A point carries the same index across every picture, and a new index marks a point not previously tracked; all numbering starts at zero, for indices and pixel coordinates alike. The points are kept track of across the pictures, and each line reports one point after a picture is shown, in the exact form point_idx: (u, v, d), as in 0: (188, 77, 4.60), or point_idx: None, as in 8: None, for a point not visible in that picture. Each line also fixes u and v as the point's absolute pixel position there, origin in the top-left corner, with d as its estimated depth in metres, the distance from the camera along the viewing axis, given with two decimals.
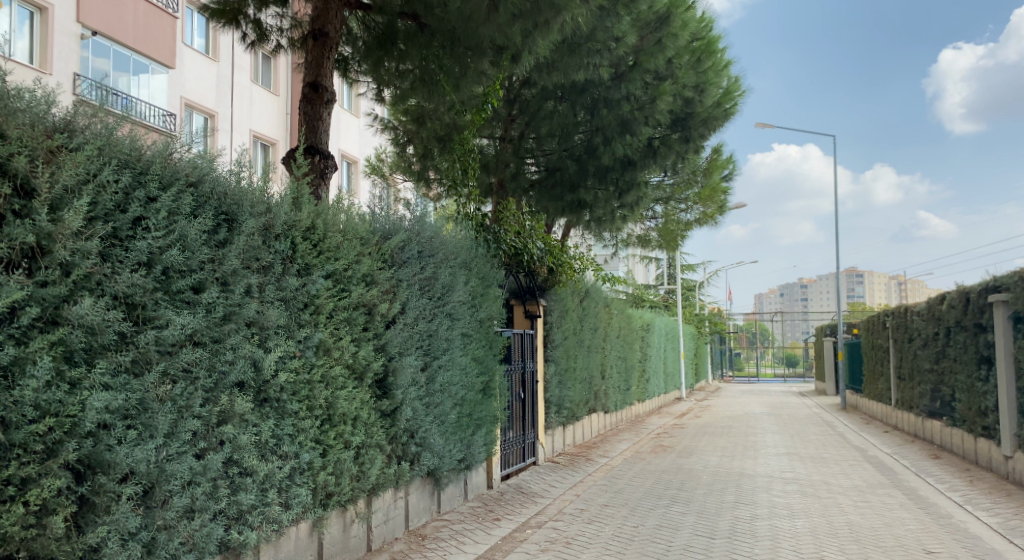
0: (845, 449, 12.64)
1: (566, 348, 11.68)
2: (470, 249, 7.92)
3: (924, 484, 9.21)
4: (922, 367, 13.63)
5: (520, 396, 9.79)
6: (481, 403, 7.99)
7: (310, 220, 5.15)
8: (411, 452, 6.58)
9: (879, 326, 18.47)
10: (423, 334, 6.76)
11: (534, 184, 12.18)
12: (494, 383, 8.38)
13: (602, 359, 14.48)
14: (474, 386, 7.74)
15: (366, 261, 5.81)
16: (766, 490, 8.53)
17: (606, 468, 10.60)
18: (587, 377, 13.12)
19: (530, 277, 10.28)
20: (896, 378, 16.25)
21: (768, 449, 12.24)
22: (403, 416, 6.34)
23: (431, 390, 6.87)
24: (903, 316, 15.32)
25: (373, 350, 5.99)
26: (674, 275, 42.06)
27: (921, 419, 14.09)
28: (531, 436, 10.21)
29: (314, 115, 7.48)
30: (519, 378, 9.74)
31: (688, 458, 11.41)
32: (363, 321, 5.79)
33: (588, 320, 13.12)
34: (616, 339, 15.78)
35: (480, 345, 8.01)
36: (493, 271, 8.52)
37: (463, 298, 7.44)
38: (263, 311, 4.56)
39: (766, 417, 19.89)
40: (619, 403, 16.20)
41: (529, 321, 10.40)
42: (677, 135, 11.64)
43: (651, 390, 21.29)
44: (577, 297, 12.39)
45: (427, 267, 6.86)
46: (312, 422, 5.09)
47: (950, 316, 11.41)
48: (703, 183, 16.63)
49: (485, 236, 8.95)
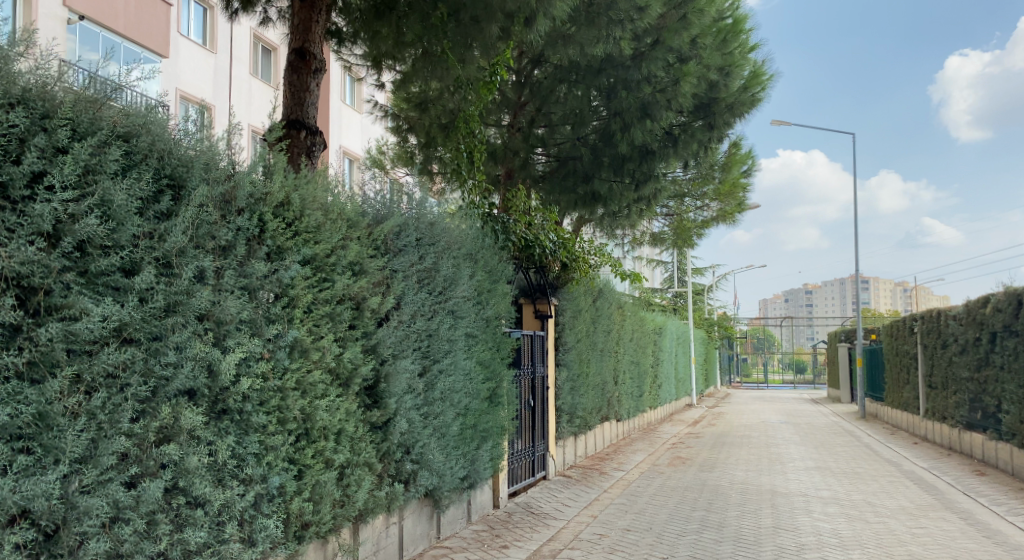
0: (878, 464, 11.70)
1: (578, 352, 10.79)
2: (475, 240, 7.02)
3: (979, 506, 8.28)
4: (960, 376, 12.69)
5: (529, 404, 8.90)
6: (487, 413, 7.09)
7: (284, 194, 4.27)
8: (406, 471, 5.69)
9: (904, 331, 17.54)
10: (422, 334, 5.88)
11: (544, 175, 11.45)
12: (501, 390, 7.49)
13: (615, 364, 13.58)
14: (479, 394, 6.85)
15: (353, 247, 4.92)
16: (806, 513, 7.61)
17: (623, 483, 9.69)
18: (600, 384, 12.21)
19: (541, 274, 9.41)
20: (926, 387, 15.29)
21: (795, 463, 11.32)
22: (397, 430, 5.45)
23: (430, 398, 5.98)
24: (935, 320, 14.41)
25: (362, 352, 5.10)
26: (682, 279, 41.14)
27: (956, 431, 13.14)
28: (541, 448, 9.32)
29: (301, 85, 6.60)
30: (528, 384, 8.85)
31: (710, 472, 10.48)
32: (349, 318, 4.90)
33: (601, 322, 12.22)
34: (629, 342, 14.88)
35: (486, 349, 7.12)
36: (501, 264, 7.63)
37: (468, 294, 6.54)
38: (220, 301, 3.68)
39: (785, 426, 18.98)
40: (631, 411, 15.30)
41: (539, 322, 9.56)
42: (700, 122, 10.75)
43: (663, 397, 20.35)
44: (590, 296, 11.49)
45: (426, 257, 5.97)
46: (284, 438, 4.21)
47: (997, 321, 10.46)
48: (721, 179, 15.74)
49: (493, 227, 8.05)
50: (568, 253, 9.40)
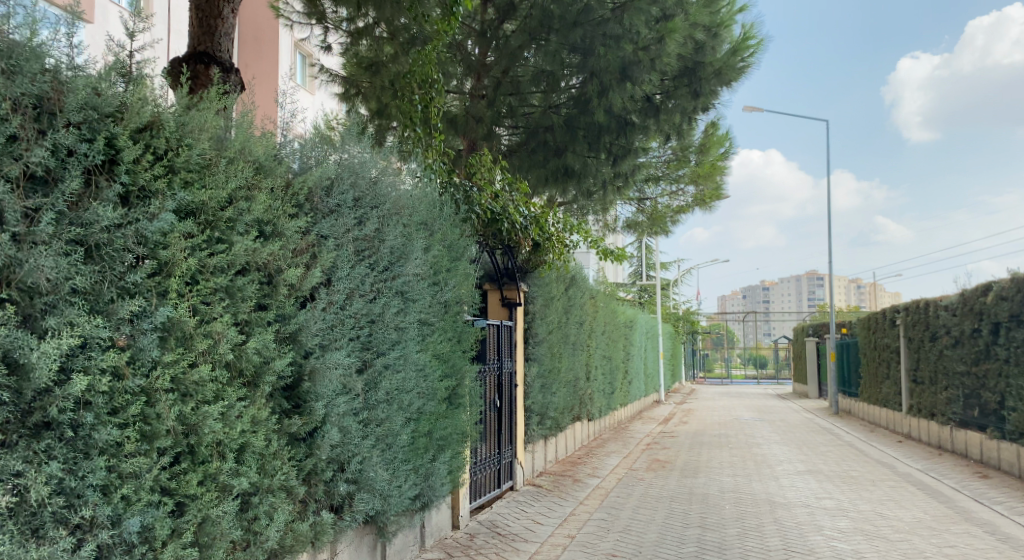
0: (871, 465, 10.85)
1: (550, 345, 9.64)
2: (431, 207, 5.78)
3: (998, 516, 7.39)
4: (952, 369, 11.93)
5: (496, 405, 7.73)
6: (445, 418, 5.90)
7: (150, 114, 2.97)
8: (339, 495, 4.46)
9: (884, 324, 16.85)
10: (362, 320, 4.63)
11: (510, 151, 10.43)
12: (462, 389, 6.29)
13: (587, 359, 12.50)
14: (436, 395, 5.64)
15: (262, 198, 3.64)
16: (816, 529, 6.58)
17: (600, 493, 8.59)
18: (572, 380, 11.10)
19: (509, 257, 8.27)
20: (910, 383, 14.56)
21: (783, 466, 10.39)
22: (326, 443, 4.21)
23: (371, 401, 4.75)
24: (922, 310, 13.66)
25: (275, 342, 3.84)
26: (649, 272, 40.42)
27: (947, 428, 12.38)
28: (509, 454, 8.17)
29: (210, 10, 5.30)
30: (494, 382, 7.67)
31: (695, 478, 9.46)
32: (257, 295, 3.63)
33: (573, 312, 11.12)
34: (601, 335, 13.83)
35: (444, 339, 5.91)
36: (462, 238, 6.41)
37: (421, 271, 5.30)
38: (31, 260, 2.45)
39: (760, 423, 18.19)
40: (603, 409, 14.27)
41: (506, 311, 8.44)
42: (685, 88, 9.70)
43: (633, 394, 19.39)
44: (563, 283, 10.37)
45: (369, 223, 4.71)
46: (151, 462, 2.95)
47: (1002, 310, 9.62)
48: (698, 161, 14.75)
49: (454, 196, 6.77)
50: (545, 232, 8.16)
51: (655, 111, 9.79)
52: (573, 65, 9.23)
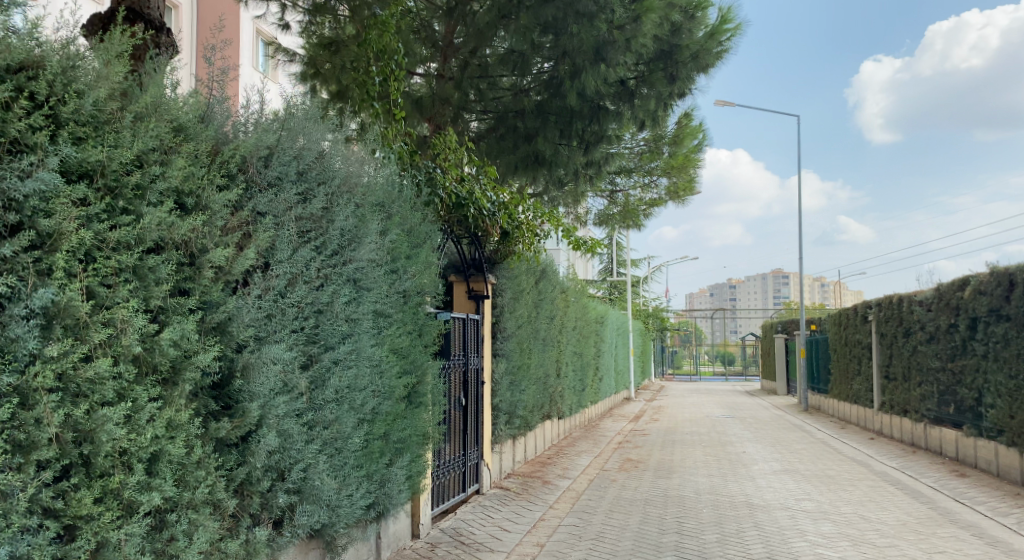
0: (846, 464, 10.60)
1: (519, 341, 9.17)
2: (389, 187, 5.26)
3: (983, 517, 7.11)
4: (927, 365, 11.76)
5: (462, 404, 7.25)
6: (404, 418, 5.40)
7: (26, 52, 2.45)
8: (279, 507, 3.94)
9: (855, 320, 16.74)
10: (307, 309, 4.10)
11: (479, 137, 10.00)
12: (423, 387, 5.78)
13: (558, 355, 12.07)
14: (394, 394, 5.14)
15: (181, 163, 3.09)
16: (799, 534, 6.21)
17: (571, 496, 8.16)
18: (542, 377, 10.66)
19: (476, 246, 7.78)
20: (882, 379, 14.42)
21: (758, 465, 10.07)
22: (262, 449, 3.67)
23: (317, 401, 4.22)
24: (896, 306, 13.50)
25: (198, 333, 3.30)
26: (619, 269, 40.19)
27: (920, 425, 12.22)
28: (475, 456, 7.69)
29: None
30: (459, 379, 7.19)
31: (669, 478, 9.09)
32: (174, 277, 3.09)
33: (544, 306, 10.67)
34: (572, 330, 13.41)
35: (403, 332, 5.40)
36: (424, 222, 5.89)
37: (377, 257, 4.77)
38: None
39: (731, 420, 17.98)
40: (574, 407, 13.86)
41: (473, 304, 7.97)
42: (661, 72, 9.30)
43: (604, 391, 19.04)
44: (533, 276, 9.90)
45: (316, 199, 4.17)
46: (28, 477, 2.40)
47: (981, 304, 9.41)
48: (671, 152, 14.34)
49: (417, 178, 6.19)
50: (513, 221, 7.67)
51: (630, 96, 9.38)
52: (544, 45, 8.77)
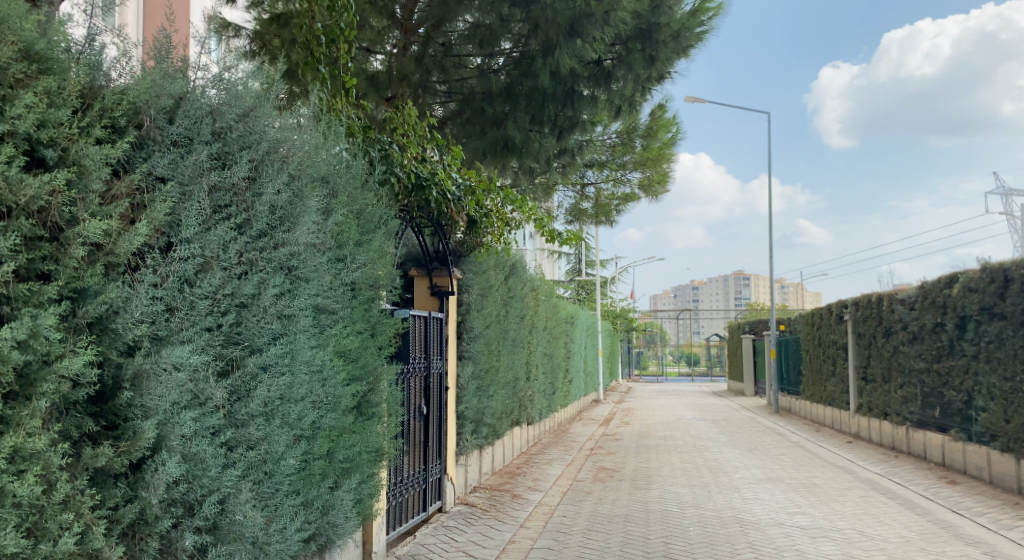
0: (830, 470, 10.08)
1: (487, 341, 8.41)
2: (334, 161, 4.45)
3: (987, 531, 6.58)
4: (909, 366, 11.33)
5: (423, 412, 6.49)
6: (353, 432, 4.61)
7: None
8: (186, 551, 3.12)
9: (830, 320, 16.36)
10: (226, 303, 3.30)
11: (443, 122, 9.25)
12: (375, 396, 4.99)
13: (527, 357, 11.34)
14: (339, 404, 4.35)
15: (32, 101, 2.30)
16: (798, 556, 5.57)
17: (543, 511, 7.44)
18: (511, 381, 9.91)
19: (441, 238, 7.03)
20: (860, 380, 14.01)
21: (739, 473, 9.49)
22: (160, 480, 2.86)
23: (239, 416, 3.42)
24: (874, 305, 13.08)
25: (63, 329, 2.48)
26: (587, 269, 39.62)
27: (901, 429, 11.78)
28: (437, 470, 6.93)
29: None
30: (420, 385, 6.42)
31: (648, 490, 8.42)
32: (21, 254, 2.27)
33: (513, 305, 9.93)
34: (542, 331, 12.69)
35: (353, 332, 4.61)
36: (378, 205, 5.08)
37: (316, 241, 3.97)
38: None
39: (704, 423, 17.52)
40: (543, 411, 13.15)
41: (438, 302, 7.22)
42: (640, 52, 8.62)
43: (574, 394, 18.38)
44: (502, 271, 9.15)
45: (236, 166, 3.36)
46: None
47: (972, 302, 8.93)
48: (644, 145, 13.68)
49: (369, 156, 5.26)
50: (482, 210, 6.79)
51: (606, 78, 8.71)
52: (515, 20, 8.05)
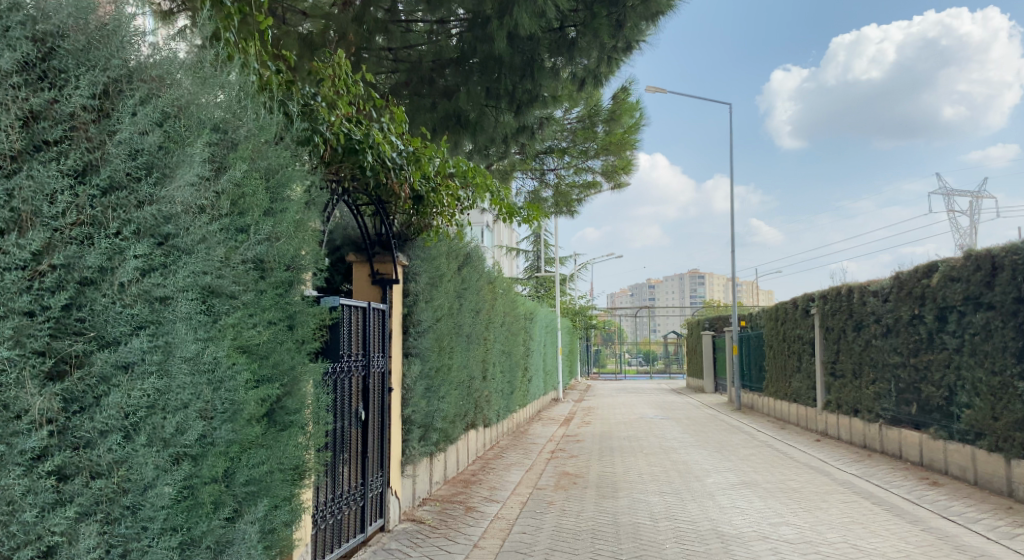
0: (806, 472, 9.48)
1: (438, 337, 7.52)
2: (235, 105, 3.53)
3: (988, 541, 5.97)
4: (883, 361, 10.84)
5: (360, 417, 5.59)
6: (261, 448, 3.70)
7: None
8: None
9: (795, 314, 15.91)
10: (54, 277, 2.42)
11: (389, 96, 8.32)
12: (293, 401, 4.07)
13: (483, 354, 10.48)
14: (241, 413, 3.45)
15: None
16: None
17: (501, 526, 6.60)
18: (465, 381, 9.04)
19: (383, 218, 6.12)
20: (828, 377, 13.53)
21: (712, 477, 8.79)
22: None
23: (79, 432, 2.53)
24: (844, 298, 12.59)
25: None
26: (545, 265, 38.87)
27: (873, 426, 11.30)
28: (379, 484, 6.03)
29: None
30: (356, 386, 5.51)
31: (615, 499, 7.65)
32: None
33: (467, 297, 9.06)
34: (499, 327, 11.84)
35: (263, 322, 3.70)
36: (296, 166, 4.15)
37: (200, 202, 3.08)
38: None
39: (666, 422, 16.92)
40: (501, 412, 12.30)
41: (381, 292, 6.32)
42: (606, 17, 7.82)
43: (533, 393, 17.61)
44: (455, 260, 8.28)
45: (70, 91, 2.48)
46: None
47: (955, 291, 8.41)
48: (607, 131, 12.92)
49: (286, 110, 4.30)
50: (430, 185, 5.86)
51: (568, 46, 7.91)
52: None
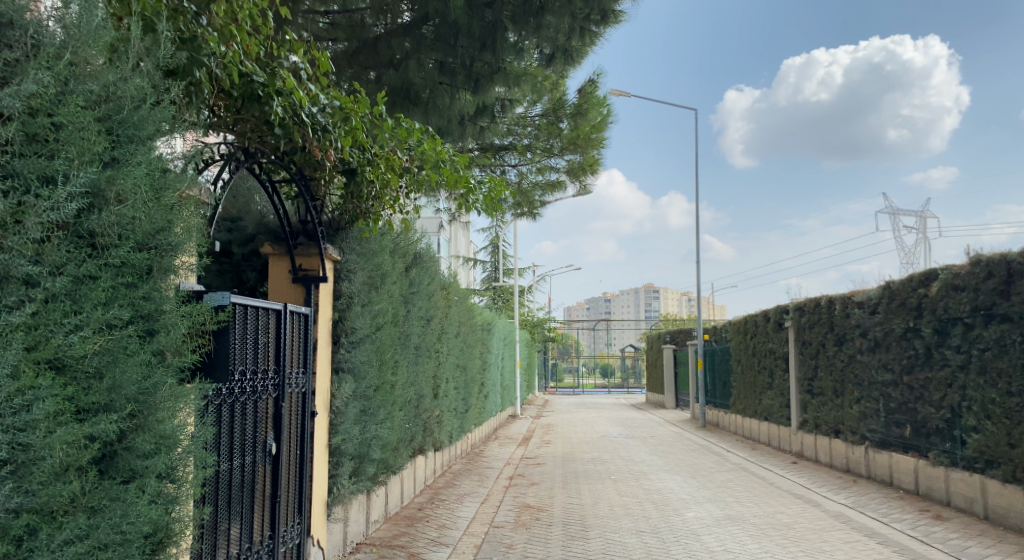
0: (793, 503, 8.50)
1: (380, 349, 6.30)
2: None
3: None
4: (869, 379, 10.02)
5: (267, 451, 4.39)
6: (82, 514, 2.43)
7: None
8: None
9: (766, 328, 15.12)
10: None
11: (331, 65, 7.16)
12: (147, 440, 2.79)
13: (434, 369, 9.27)
14: (41, 466, 2.19)
15: None
16: None
17: None
18: (411, 400, 7.82)
19: (309, 200, 4.93)
20: (804, 394, 12.69)
21: (691, 511, 7.72)
22: None
23: None
24: (824, 310, 11.77)
25: None
26: (503, 276, 37.73)
27: (858, 449, 10.44)
28: (295, 535, 4.78)
29: None
30: (261, 412, 4.28)
31: (586, 541, 6.51)
32: None
33: (415, 303, 7.85)
34: (453, 338, 10.65)
35: (91, 324, 2.44)
36: (164, 106, 2.89)
37: None
38: None
39: (631, 441, 15.88)
40: (454, 433, 11.07)
41: (304, 292, 5.15)
42: None
43: (489, 409, 16.42)
44: (401, 259, 7.08)
45: None
46: None
47: (960, 302, 7.58)
48: (573, 126, 11.88)
49: (153, 28, 3.08)
50: (364, 154, 4.63)
51: (536, 13, 6.85)
52: None
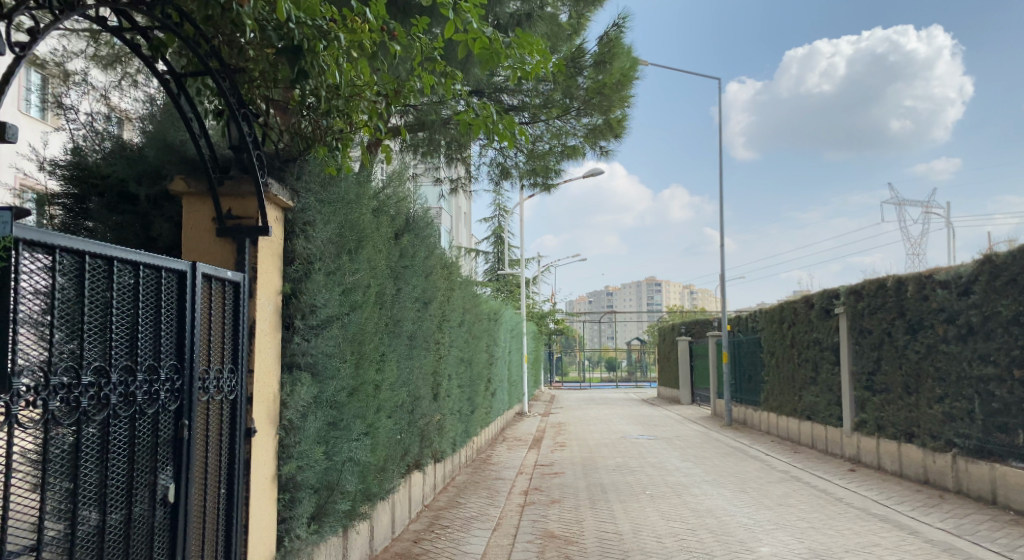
0: (883, 529, 6.80)
1: (356, 337, 4.57)
2: None
3: None
4: (955, 374, 8.31)
5: (157, 498, 2.72)
6: None
7: None
8: None
9: (809, 315, 13.39)
10: None
11: None
12: None
13: (433, 363, 7.56)
14: None
15: None
16: None
17: None
18: (403, 405, 6.11)
19: (237, 105, 3.27)
20: (861, 391, 10.96)
21: (765, 545, 6.00)
22: None
23: None
24: (890, 293, 10.02)
25: None
26: (507, 266, 35.93)
27: (939, 458, 8.74)
28: None
29: None
30: (139, 436, 2.61)
31: None
32: None
33: (407, 279, 6.13)
34: (455, 327, 8.93)
35: None
36: None
37: None
38: None
39: (655, 443, 14.23)
40: (457, 440, 9.37)
41: (235, 249, 3.46)
42: None
43: (496, 407, 14.70)
44: (385, 217, 5.35)
45: None
46: None
47: None
48: None
49: None
50: (311, 21, 3.11)
51: None
52: None
